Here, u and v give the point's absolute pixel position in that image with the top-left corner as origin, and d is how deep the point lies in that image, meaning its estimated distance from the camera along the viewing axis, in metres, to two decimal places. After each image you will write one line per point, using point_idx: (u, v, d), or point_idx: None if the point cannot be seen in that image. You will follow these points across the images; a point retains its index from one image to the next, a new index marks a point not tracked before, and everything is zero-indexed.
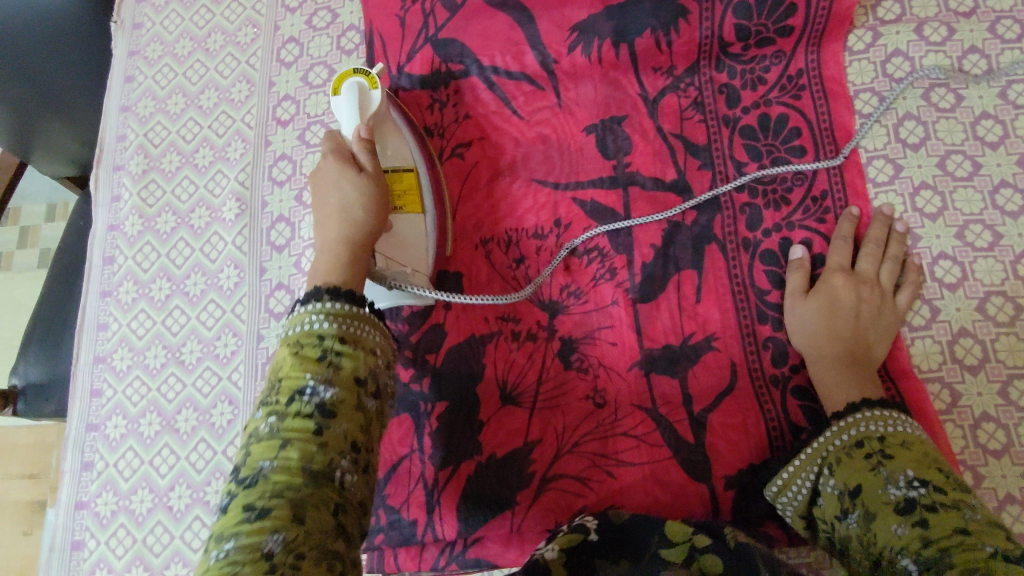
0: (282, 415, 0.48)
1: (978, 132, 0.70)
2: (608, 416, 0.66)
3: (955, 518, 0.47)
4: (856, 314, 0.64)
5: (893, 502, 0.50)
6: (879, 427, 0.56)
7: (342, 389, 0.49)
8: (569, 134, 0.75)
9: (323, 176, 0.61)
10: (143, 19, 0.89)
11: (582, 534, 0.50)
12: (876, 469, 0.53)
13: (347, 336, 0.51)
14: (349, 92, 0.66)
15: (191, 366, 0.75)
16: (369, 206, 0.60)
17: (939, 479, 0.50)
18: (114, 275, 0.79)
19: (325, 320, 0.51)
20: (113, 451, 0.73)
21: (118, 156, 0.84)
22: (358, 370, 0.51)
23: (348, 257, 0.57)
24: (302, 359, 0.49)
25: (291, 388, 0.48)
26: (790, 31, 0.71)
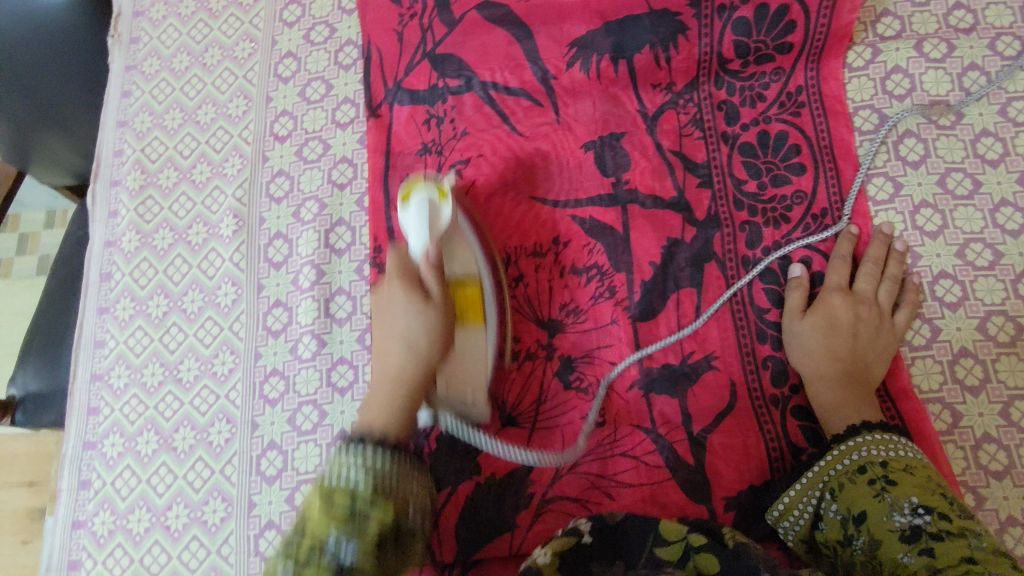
0: (300, 562, 0.46)
1: (979, 150, 0.70)
2: (608, 436, 0.65)
3: (960, 545, 0.47)
4: (853, 336, 0.64)
5: (899, 531, 0.50)
6: (880, 452, 0.55)
7: (364, 554, 0.47)
8: (568, 150, 0.75)
9: (392, 303, 0.59)
10: (140, 33, 0.89)
11: (575, 538, 0.52)
12: (881, 496, 0.53)
13: (382, 490, 0.49)
14: (417, 209, 0.61)
15: (188, 384, 0.74)
16: (434, 333, 0.58)
17: (944, 505, 0.50)
18: (111, 291, 0.79)
19: (364, 473, 0.49)
20: (110, 470, 0.73)
21: (115, 171, 0.84)
22: (388, 526, 0.48)
23: (403, 406, 0.56)
24: (332, 508, 0.47)
25: (313, 542, 0.46)
26: (789, 48, 0.71)
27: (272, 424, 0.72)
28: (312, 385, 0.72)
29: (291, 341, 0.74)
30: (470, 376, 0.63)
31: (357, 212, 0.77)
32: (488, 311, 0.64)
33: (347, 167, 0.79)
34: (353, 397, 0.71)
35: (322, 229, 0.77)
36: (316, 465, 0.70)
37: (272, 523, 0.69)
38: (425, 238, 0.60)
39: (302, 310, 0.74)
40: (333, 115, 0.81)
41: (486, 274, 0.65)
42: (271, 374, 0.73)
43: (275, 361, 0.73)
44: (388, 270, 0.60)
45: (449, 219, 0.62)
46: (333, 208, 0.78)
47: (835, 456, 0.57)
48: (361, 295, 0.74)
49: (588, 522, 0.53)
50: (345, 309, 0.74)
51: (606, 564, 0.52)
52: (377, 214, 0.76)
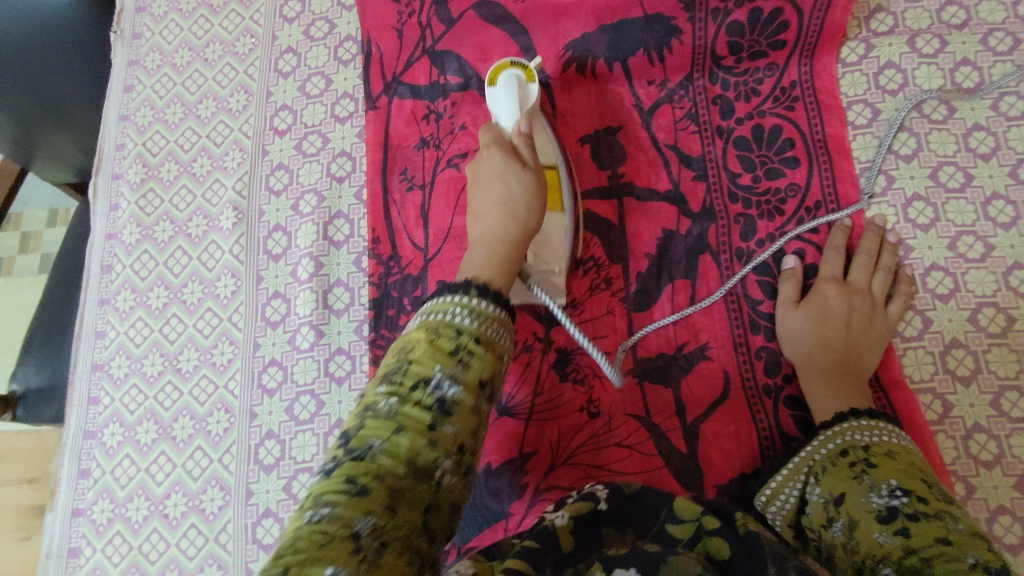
0: (402, 398, 0.45)
1: (970, 144, 0.70)
2: (602, 427, 0.66)
3: (935, 525, 0.46)
4: (846, 325, 0.65)
5: (875, 511, 0.50)
6: (864, 437, 0.56)
7: (466, 389, 0.46)
8: (564, 143, 0.76)
9: (489, 170, 0.62)
10: (142, 29, 0.90)
11: (591, 504, 0.53)
12: (860, 477, 0.53)
13: (484, 339, 0.49)
14: (507, 83, 0.66)
15: (188, 374, 0.75)
16: (531, 195, 0.60)
17: (922, 489, 0.50)
18: (112, 283, 0.80)
19: (469, 317, 0.50)
20: (109, 459, 0.73)
21: (117, 164, 0.85)
22: (483, 374, 0.48)
23: (505, 253, 0.57)
24: (437, 349, 0.47)
25: (418, 375, 0.46)
26: (782, 44, 0.72)
27: (270, 413, 0.72)
28: (310, 375, 0.73)
29: (290, 332, 0.74)
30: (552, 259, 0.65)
31: (355, 205, 0.78)
32: (565, 197, 0.67)
33: (346, 160, 0.80)
34: (350, 387, 0.72)
35: (321, 221, 0.78)
36: (313, 454, 0.70)
37: (269, 512, 0.69)
38: (515, 112, 0.65)
39: (300, 301, 0.75)
40: (333, 110, 0.82)
41: (564, 165, 0.68)
42: (269, 365, 0.74)
43: (273, 352, 0.74)
44: (484, 143, 0.64)
45: (536, 96, 0.67)
46: (331, 201, 0.78)
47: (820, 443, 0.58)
48: (359, 287, 0.75)
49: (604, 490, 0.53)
50: (342, 300, 0.75)
51: (619, 532, 0.52)
52: (376, 208, 0.77)
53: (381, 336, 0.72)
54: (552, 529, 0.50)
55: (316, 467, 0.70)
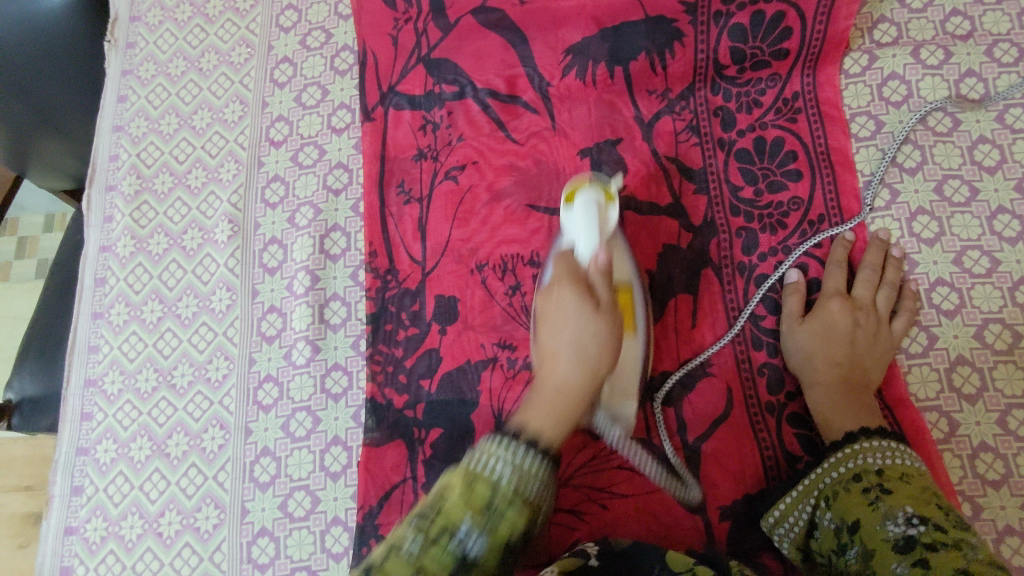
0: (426, 537, 0.42)
1: (976, 157, 0.69)
2: (603, 448, 0.64)
3: (953, 554, 0.45)
4: (851, 342, 0.64)
5: (891, 539, 0.48)
6: (875, 462, 0.55)
7: (491, 550, 0.42)
8: (563, 156, 0.75)
9: (560, 309, 0.55)
10: (136, 38, 0.89)
11: (582, 558, 0.52)
12: (875, 504, 0.51)
13: (523, 496, 0.44)
14: (584, 206, 0.61)
15: (182, 390, 0.74)
16: (602, 346, 0.53)
17: (939, 515, 0.49)
18: (106, 297, 0.79)
19: (510, 463, 0.45)
20: (103, 476, 0.72)
21: (111, 176, 0.84)
22: (514, 536, 0.43)
23: (568, 408, 0.51)
24: (471, 495, 0.43)
25: (444, 524, 0.42)
26: (785, 54, 0.71)
27: (265, 430, 0.71)
28: (306, 391, 0.72)
29: (286, 347, 0.73)
30: (627, 388, 0.61)
31: (352, 217, 0.77)
32: (639, 318, 0.62)
33: (343, 172, 0.79)
34: (347, 404, 0.71)
35: (317, 234, 0.77)
36: (309, 472, 0.69)
37: (264, 531, 0.68)
38: (594, 239, 0.59)
39: (296, 316, 0.74)
40: (329, 121, 0.81)
41: (638, 283, 0.64)
42: (265, 381, 0.73)
43: (269, 368, 0.73)
44: (554, 276, 0.58)
45: (615, 222, 0.62)
46: (328, 214, 0.77)
47: (831, 467, 0.57)
48: (356, 301, 0.74)
49: (594, 545, 0.53)
50: (339, 314, 0.74)
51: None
52: (372, 222, 0.75)
53: (378, 352, 0.71)
54: None
55: (312, 485, 0.69)
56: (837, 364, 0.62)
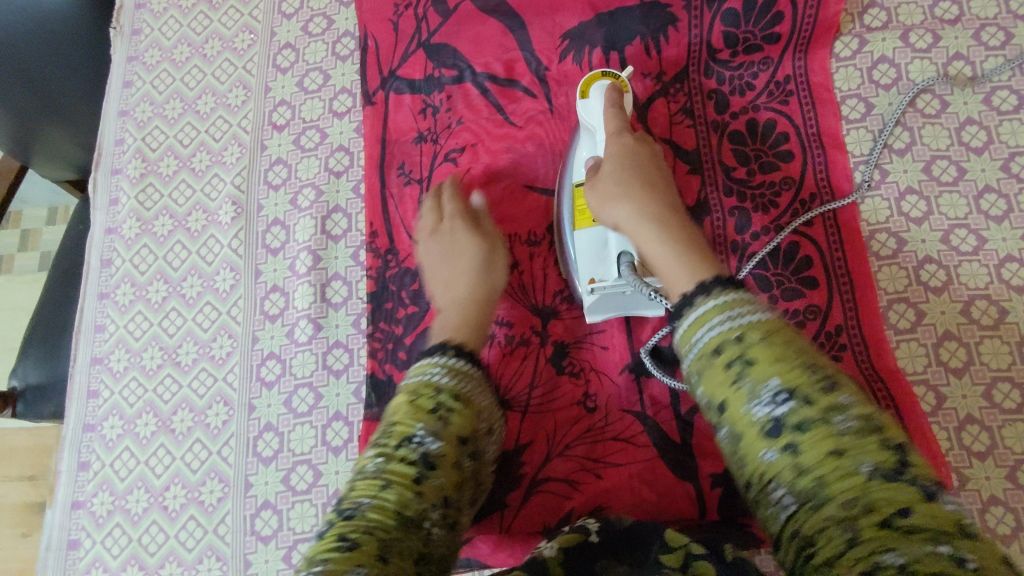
0: (388, 456, 0.51)
1: (963, 138, 0.71)
2: (599, 420, 0.66)
3: (821, 437, 0.39)
4: (673, 209, 0.59)
5: (759, 423, 0.42)
6: (729, 324, 0.45)
7: (446, 444, 0.53)
8: (560, 139, 0.76)
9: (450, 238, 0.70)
10: (142, 25, 0.91)
11: (582, 535, 0.51)
12: (739, 382, 0.43)
13: (460, 396, 0.57)
14: (595, 96, 0.65)
15: (187, 367, 0.76)
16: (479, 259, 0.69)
17: (805, 382, 0.41)
18: (112, 277, 0.80)
19: (446, 374, 0.58)
20: (109, 451, 0.74)
21: (116, 159, 0.85)
22: (463, 434, 0.55)
23: (472, 314, 0.66)
24: (418, 408, 0.55)
25: (401, 434, 0.52)
26: (777, 38, 0.73)
27: (269, 406, 0.73)
28: (308, 368, 0.73)
29: (288, 325, 0.75)
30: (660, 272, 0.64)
31: (353, 199, 0.78)
32: None
33: (344, 155, 0.80)
34: (348, 380, 0.72)
35: (319, 215, 0.78)
36: (311, 446, 0.71)
37: (268, 504, 0.70)
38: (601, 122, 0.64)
39: (298, 295, 0.76)
40: (331, 105, 0.82)
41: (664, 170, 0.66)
42: (268, 358, 0.74)
43: (272, 345, 0.75)
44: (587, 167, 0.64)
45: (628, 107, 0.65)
46: (330, 195, 0.79)
47: (691, 332, 0.47)
48: (357, 280, 0.76)
49: (595, 520, 0.52)
50: (340, 294, 0.75)
51: (613, 564, 0.50)
52: (373, 202, 0.77)
53: (379, 330, 0.73)
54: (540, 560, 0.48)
55: (314, 459, 0.70)
56: (659, 220, 0.57)
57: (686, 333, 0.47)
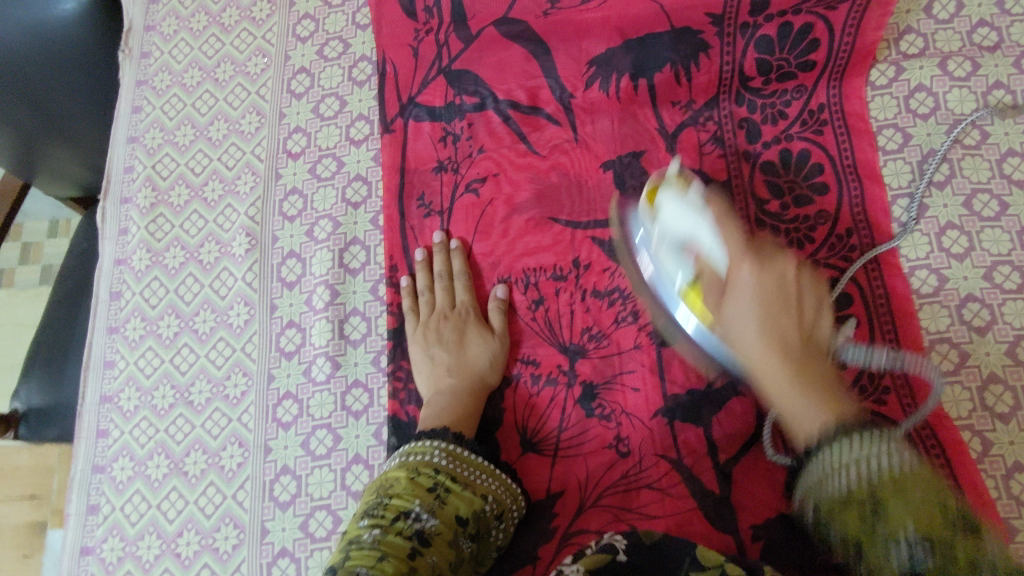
0: (384, 528, 0.51)
1: (1005, 170, 0.68)
2: (633, 466, 0.63)
3: (943, 541, 0.39)
4: (802, 339, 0.54)
5: (894, 562, 0.40)
6: (869, 468, 0.43)
7: (441, 522, 0.53)
8: (587, 170, 0.74)
9: (445, 330, 0.69)
10: (151, 48, 0.88)
11: (609, 554, 0.51)
12: (873, 527, 0.41)
13: (458, 479, 0.57)
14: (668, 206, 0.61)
15: (200, 407, 0.73)
16: (480, 354, 0.67)
17: (941, 526, 0.40)
18: (121, 311, 0.78)
19: (445, 458, 0.58)
20: (119, 495, 0.71)
21: (125, 188, 0.83)
22: (460, 515, 0.55)
23: (464, 405, 0.64)
24: (418, 484, 0.55)
25: (399, 508, 0.52)
26: (811, 65, 0.71)
27: (285, 448, 0.70)
28: (326, 409, 0.70)
29: (305, 363, 0.72)
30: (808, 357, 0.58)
31: (371, 231, 0.76)
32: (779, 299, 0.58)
33: (361, 185, 0.78)
34: (368, 421, 0.70)
35: (336, 248, 0.76)
36: (330, 491, 0.68)
37: (285, 551, 0.67)
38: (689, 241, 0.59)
39: (315, 332, 0.73)
40: (347, 132, 0.80)
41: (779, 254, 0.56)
42: (285, 398, 0.72)
43: (288, 384, 0.72)
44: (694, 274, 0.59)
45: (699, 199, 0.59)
46: (347, 227, 0.76)
47: (834, 461, 0.45)
48: (376, 316, 0.73)
49: (623, 540, 0.52)
50: (359, 330, 0.73)
51: None
52: (392, 231, 0.75)
53: (399, 366, 0.71)
54: None
55: (333, 504, 0.68)
56: (785, 353, 0.52)
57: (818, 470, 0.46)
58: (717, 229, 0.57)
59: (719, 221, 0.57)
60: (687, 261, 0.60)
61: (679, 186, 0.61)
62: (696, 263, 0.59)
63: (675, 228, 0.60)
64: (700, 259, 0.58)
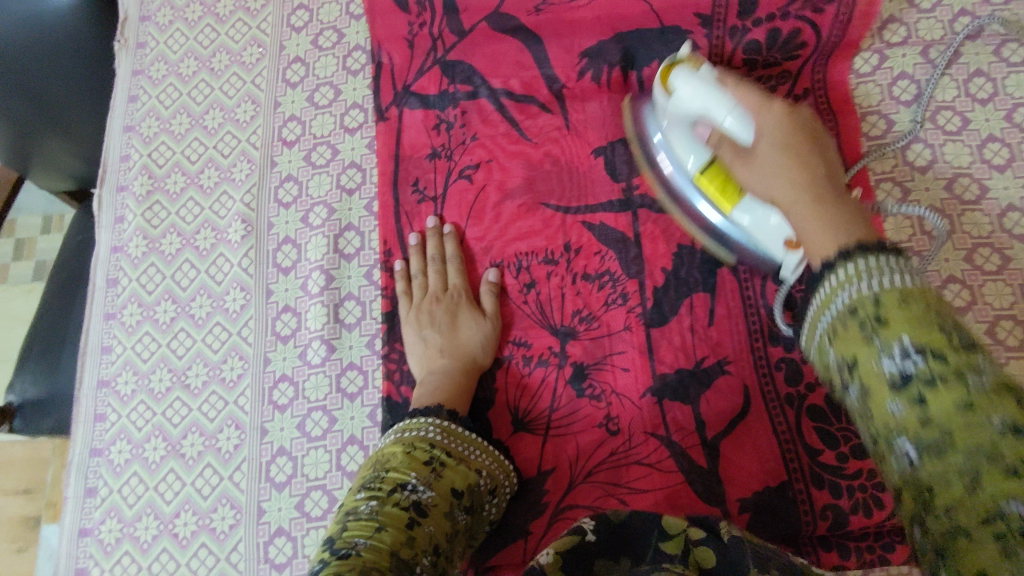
0: (381, 500, 0.52)
1: (985, 155, 0.70)
2: (623, 444, 0.65)
3: (952, 394, 0.35)
4: (827, 166, 0.50)
5: (885, 377, 0.37)
6: (870, 286, 0.39)
7: (438, 494, 0.54)
8: (578, 156, 0.75)
9: (434, 311, 0.71)
10: (147, 38, 0.89)
11: (579, 537, 0.47)
12: (868, 337, 0.38)
13: (453, 454, 0.58)
14: (683, 80, 0.60)
15: (196, 391, 0.74)
16: (469, 335, 0.69)
17: (945, 349, 0.36)
18: (118, 297, 0.79)
19: (439, 434, 0.59)
20: (117, 477, 0.72)
21: (122, 176, 0.84)
22: (455, 487, 0.56)
23: (454, 383, 0.66)
24: (413, 458, 0.56)
25: (395, 480, 0.53)
26: (796, 58, 0.73)
27: (281, 429, 0.71)
28: (321, 391, 0.72)
29: (301, 346, 0.73)
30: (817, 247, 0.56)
31: (365, 217, 0.77)
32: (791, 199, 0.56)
33: (356, 172, 0.79)
34: (362, 403, 0.71)
35: (331, 234, 0.77)
36: (326, 471, 0.69)
37: (281, 530, 0.68)
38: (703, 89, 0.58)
39: (310, 315, 0.74)
40: (341, 121, 0.81)
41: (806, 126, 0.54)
42: (280, 380, 0.73)
43: (283, 367, 0.73)
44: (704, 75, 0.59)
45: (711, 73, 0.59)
46: (342, 214, 0.77)
47: (828, 295, 0.41)
48: (371, 300, 0.74)
49: (591, 520, 0.48)
50: (354, 314, 0.74)
51: (611, 561, 0.48)
52: (386, 217, 0.76)
53: (394, 349, 0.72)
54: (539, 569, 0.44)
55: (329, 484, 0.69)
56: (801, 179, 0.49)
57: (823, 297, 0.42)
58: (736, 102, 0.55)
59: (736, 94, 0.56)
60: (710, 139, 0.59)
61: (691, 64, 0.61)
62: (715, 142, 0.58)
63: (685, 107, 0.60)
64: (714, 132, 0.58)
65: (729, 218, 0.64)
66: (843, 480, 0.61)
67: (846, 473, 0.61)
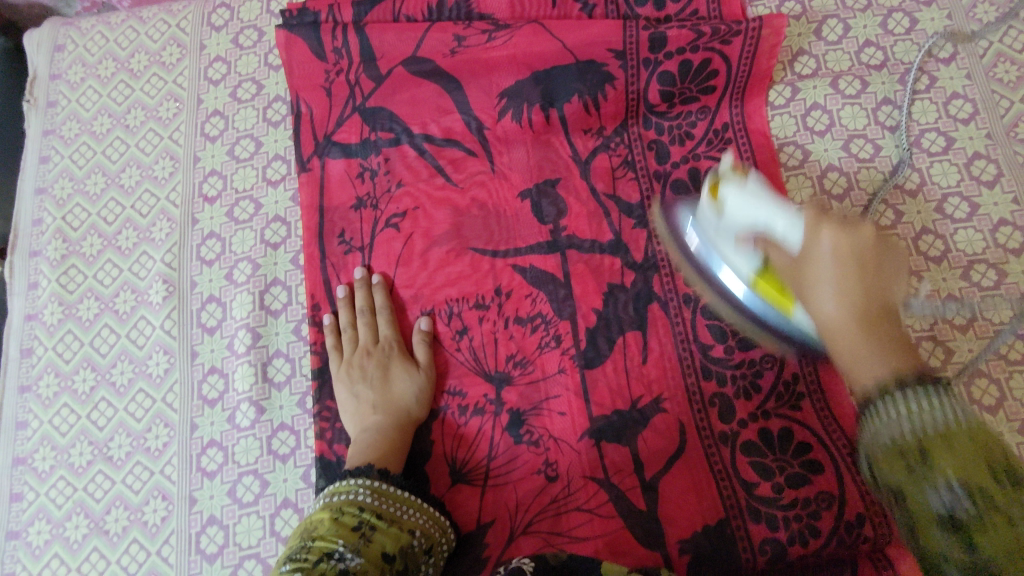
0: (307, 570, 0.49)
1: (898, 181, 0.72)
2: (562, 490, 0.64)
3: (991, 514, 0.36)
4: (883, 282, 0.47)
5: (934, 512, 0.38)
6: (918, 425, 0.40)
7: (367, 560, 0.52)
8: (504, 199, 0.75)
9: (366, 368, 0.69)
10: (58, 97, 0.87)
11: None
12: (916, 465, 0.39)
13: (383, 517, 0.57)
14: (737, 194, 0.58)
15: (120, 462, 0.71)
16: (401, 390, 0.67)
17: (990, 486, 0.37)
18: (33, 368, 0.75)
19: (369, 496, 0.58)
20: (36, 561, 0.68)
21: (35, 241, 0.80)
22: (386, 551, 0.54)
23: (388, 440, 0.64)
24: (341, 524, 0.54)
25: (322, 549, 0.51)
26: (712, 89, 0.74)
27: (211, 498, 0.68)
28: (252, 454, 0.69)
29: (229, 409, 0.71)
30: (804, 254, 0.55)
31: (292, 270, 0.75)
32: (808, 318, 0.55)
33: (280, 226, 0.77)
34: (295, 464, 0.68)
35: (256, 290, 0.75)
36: (259, 539, 0.66)
37: None
38: (760, 211, 0.56)
39: (238, 376, 0.72)
40: (264, 173, 0.79)
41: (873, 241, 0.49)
42: (208, 446, 0.70)
43: (211, 432, 0.70)
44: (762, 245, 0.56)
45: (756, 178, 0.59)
46: (267, 268, 0.75)
47: (883, 416, 0.42)
48: (301, 356, 0.72)
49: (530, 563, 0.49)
50: (283, 371, 0.72)
51: None
52: (313, 270, 0.74)
53: (325, 407, 0.70)
54: None
55: (263, 552, 0.66)
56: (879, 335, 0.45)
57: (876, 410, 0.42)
58: (797, 214, 0.53)
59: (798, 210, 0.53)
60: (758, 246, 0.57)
61: (740, 176, 0.59)
62: (765, 251, 0.56)
63: (745, 216, 0.57)
64: (761, 244, 0.56)
65: (788, 321, 0.59)
66: (778, 513, 0.61)
67: (781, 504, 0.61)
